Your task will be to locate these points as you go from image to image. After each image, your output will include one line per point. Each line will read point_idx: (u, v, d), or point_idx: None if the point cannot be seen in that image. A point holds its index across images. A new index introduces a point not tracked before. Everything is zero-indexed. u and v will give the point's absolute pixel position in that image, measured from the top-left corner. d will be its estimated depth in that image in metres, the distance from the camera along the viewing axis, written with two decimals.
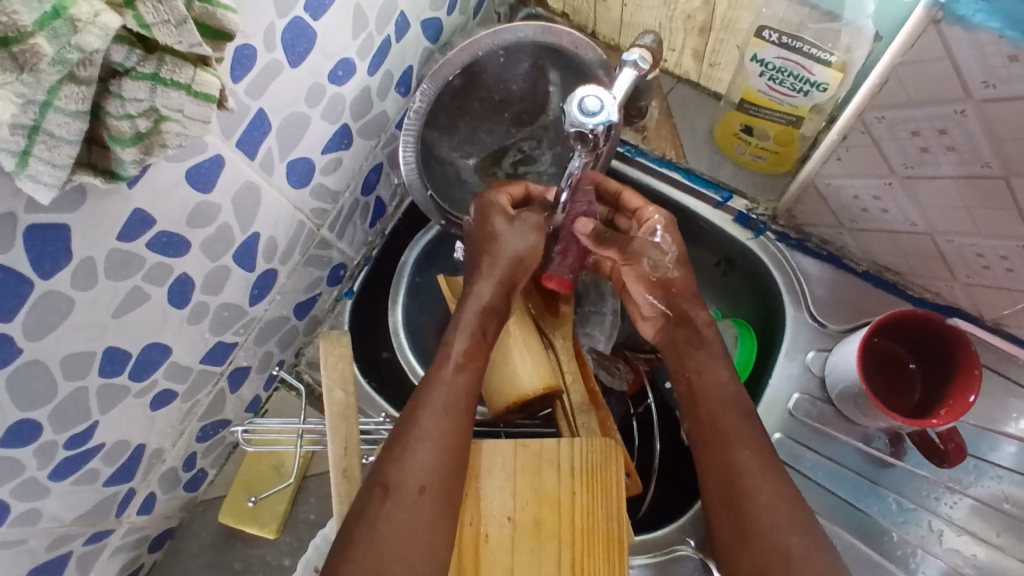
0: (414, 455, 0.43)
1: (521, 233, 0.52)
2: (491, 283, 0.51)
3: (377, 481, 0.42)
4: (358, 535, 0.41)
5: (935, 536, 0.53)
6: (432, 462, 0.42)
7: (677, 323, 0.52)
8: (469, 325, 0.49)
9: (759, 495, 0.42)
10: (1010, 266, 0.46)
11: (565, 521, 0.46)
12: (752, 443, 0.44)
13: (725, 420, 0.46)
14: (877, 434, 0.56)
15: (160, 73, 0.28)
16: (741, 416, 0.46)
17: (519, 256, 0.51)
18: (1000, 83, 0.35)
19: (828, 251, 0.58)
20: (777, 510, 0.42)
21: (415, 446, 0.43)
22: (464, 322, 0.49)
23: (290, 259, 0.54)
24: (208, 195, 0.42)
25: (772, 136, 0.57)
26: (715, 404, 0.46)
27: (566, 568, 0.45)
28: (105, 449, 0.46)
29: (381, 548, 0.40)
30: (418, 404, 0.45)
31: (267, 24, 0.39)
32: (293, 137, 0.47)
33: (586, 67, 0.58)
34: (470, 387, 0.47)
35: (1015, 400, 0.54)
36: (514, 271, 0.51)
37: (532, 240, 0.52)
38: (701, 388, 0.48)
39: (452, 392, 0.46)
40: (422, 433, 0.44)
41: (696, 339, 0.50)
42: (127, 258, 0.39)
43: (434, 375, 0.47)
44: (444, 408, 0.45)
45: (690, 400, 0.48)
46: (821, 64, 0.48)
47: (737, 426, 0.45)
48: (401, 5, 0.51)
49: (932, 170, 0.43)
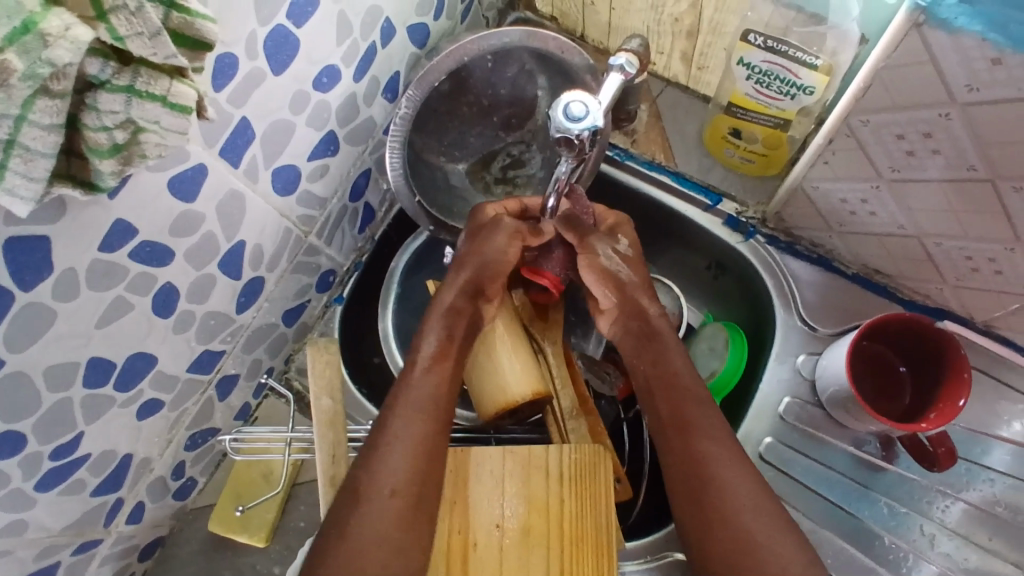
0: (387, 459, 0.42)
1: (498, 240, 0.52)
2: (460, 288, 0.51)
3: (349, 486, 0.42)
4: (332, 546, 0.40)
5: (927, 540, 0.52)
6: (405, 465, 0.42)
7: (631, 315, 0.52)
8: (437, 327, 0.49)
9: (727, 483, 0.43)
10: (998, 269, 0.46)
11: (554, 527, 0.45)
12: (718, 433, 0.45)
13: (690, 412, 0.47)
14: (868, 438, 0.56)
15: (135, 85, 0.27)
16: (704, 407, 0.47)
17: (489, 262, 0.52)
18: (984, 87, 0.34)
19: (818, 253, 0.58)
20: (746, 499, 0.43)
21: (387, 452, 0.43)
22: (434, 324, 0.49)
23: (277, 266, 0.54)
24: (191, 203, 0.42)
25: (761, 140, 0.57)
26: (678, 396, 0.47)
27: None
28: (92, 459, 0.46)
29: (352, 554, 0.39)
30: (390, 407, 0.45)
31: (249, 32, 0.39)
32: (277, 144, 0.47)
33: (573, 71, 0.57)
34: (443, 389, 0.46)
35: (1007, 403, 0.54)
36: (483, 276, 0.52)
37: (507, 246, 0.52)
38: (664, 379, 0.49)
39: (422, 394, 0.45)
40: (394, 437, 0.43)
41: (648, 330, 0.51)
42: (110, 268, 0.39)
43: (405, 379, 0.46)
44: (415, 410, 0.44)
45: (650, 391, 0.49)
46: (807, 67, 0.48)
47: (702, 416, 0.46)
48: (387, 11, 0.51)
49: (919, 173, 0.42)
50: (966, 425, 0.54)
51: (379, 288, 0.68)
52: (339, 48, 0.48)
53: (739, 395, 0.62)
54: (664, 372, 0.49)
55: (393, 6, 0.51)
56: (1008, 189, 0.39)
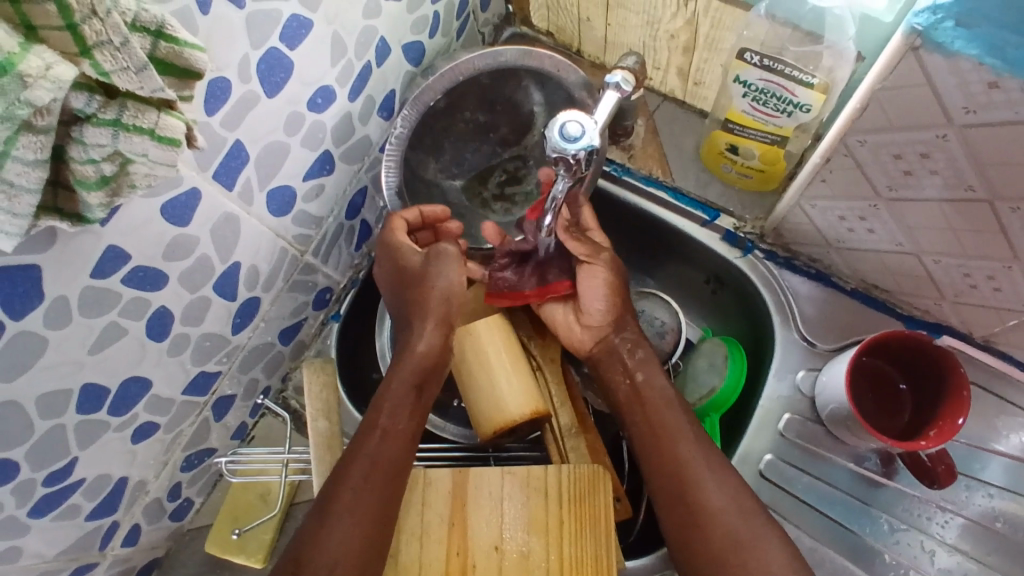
0: (332, 533, 0.43)
1: (447, 272, 0.53)
2: (430, 331, 0.52)
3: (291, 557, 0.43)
4: None
5: (927, 556, 0.52)
6: (348, 538, 0.43)
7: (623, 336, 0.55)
8: (403, 382, 0.50)
9: (703, 481, 0.47)
10: (997, 286, 0.45)
11: (553, 554, 0.44)
12: (694, 436, 0.49)
13: (660, 418, 0.50)
14: (869, 454, 0.55)
15: (122, 119, 0.27)
16: (678, 413, 0.50)
17: (453, 301, 0.53)
18: (980, 109, 0.34)
19: (817, 269, 0.58)
20: (724, 500, 0.46)
21: (335, 523, 0.44)
22: (394, 384, 0.50)
23: (273, 286, 0.54)
24: (185, 228, 0.42)
25: (759, 157, 0.56)
26: (649, 404, 0.51)
27: None
28: (87, 484, 0.46)
29: None
30: (341, 472, 0.46)
31: (241, 56, 0.39)
32: (271, 166, 0.47)
33: (569, 89, 0.57)
34: (399, 451, 0.47)
35: (1006, 418, 0.53)
36: (452, 316, 0.53)
37: (461, 279, 0.53)
38: (640, 393, 0.52)
39: (373, 461, 0.46)
40: (341, 508, 0.44)
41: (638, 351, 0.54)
42: (102, 294, 0.38)
43: (359, 444, 0.47)
44: (364, 477, 0.45)
45: (632, 401, 0.52)
46: (803, 85, 0.48)
47: (674, 421, 0.50)
48: (381, 30, 0.51)
49: (916, 192, 0.42)
50: (966, 441, 0.53)
51: (376, 304, 0.67)
52: (335, 68, 0.47)
53: (740, 408, 0.61)
54: (648, 386, 0.52)
55: (387, 25, 0.51)
56: (1005, 208, 0.39)
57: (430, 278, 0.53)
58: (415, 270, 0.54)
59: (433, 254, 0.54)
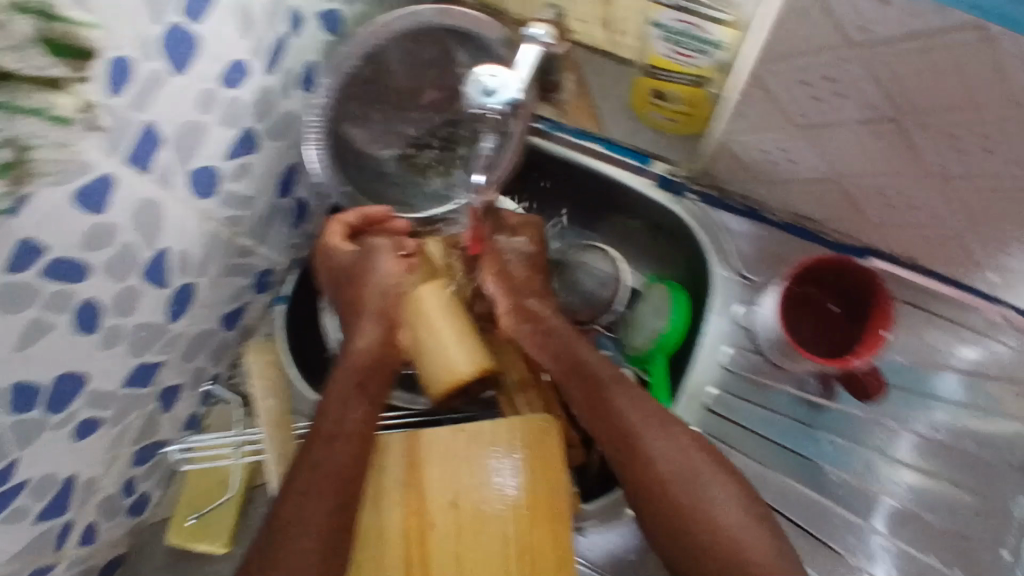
0: (290, 545, 0.41)
1: (380, 265, 0.55)
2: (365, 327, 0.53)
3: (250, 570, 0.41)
4: None
5: (876, 471, 0.53)
6: (309, 549, 0.41)
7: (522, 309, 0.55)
8: (343, 384, 0.50)
9: (644, 428, 0.48)
10: (914, 202, 0.47)
11: (511, 510, 0.45)
12: (623, 388, 0.51)
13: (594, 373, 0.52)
14: (808, 378, 0.57)
15: (9, 101, 0.26)
16: (610, 368, 0.52)
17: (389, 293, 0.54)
18: (876, 26, 0.35)
19: (748, 205, 0.60)
20: (668, 447, 0.47)
21: (289, 535, 0.42)
22: (335, 390, 0.49)
23: (207, 270, 0.53)
24: (102, 214, 0.41)
25: (681, 99, 0.57)
26: (580, 366, 0.52)
27: (514, 549, 0.44)
28: (33, 485, 0.45)
29: None
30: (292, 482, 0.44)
31: (139, 31, 0.37)
32: (190, 145, 0.46)
33: (491, 46, 0.56)
34: (349, 448, 0.45)
35: (933, 330, 0.55)
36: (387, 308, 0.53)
37: (398, 269, 0.55)
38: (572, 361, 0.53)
39: (321, 469, 0.44)
40: (295, 520, 0.42)
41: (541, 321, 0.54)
42: (18, 290, 0.37)
43: (305, 458, 0.45)
44: (316, 481, 0.43)
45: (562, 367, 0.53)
46: (716, 23, 0.49)
47: (606, 374, 0.51)
48: (290, 0, 0.50)
49: (832, 118, 0.43)
50: (898, 358, 0.55)
51: None
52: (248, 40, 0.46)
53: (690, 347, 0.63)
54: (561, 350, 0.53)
55: None
56: (913, 124, 0.40)
57: (366, 273, 0.55)
58: (350, 267, 0.55)
59: (366, 250, 0.55)
